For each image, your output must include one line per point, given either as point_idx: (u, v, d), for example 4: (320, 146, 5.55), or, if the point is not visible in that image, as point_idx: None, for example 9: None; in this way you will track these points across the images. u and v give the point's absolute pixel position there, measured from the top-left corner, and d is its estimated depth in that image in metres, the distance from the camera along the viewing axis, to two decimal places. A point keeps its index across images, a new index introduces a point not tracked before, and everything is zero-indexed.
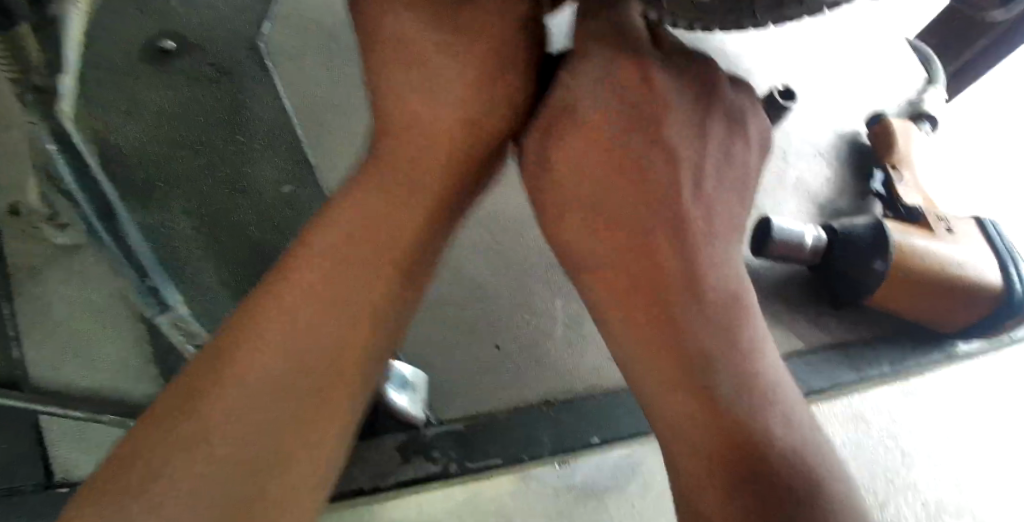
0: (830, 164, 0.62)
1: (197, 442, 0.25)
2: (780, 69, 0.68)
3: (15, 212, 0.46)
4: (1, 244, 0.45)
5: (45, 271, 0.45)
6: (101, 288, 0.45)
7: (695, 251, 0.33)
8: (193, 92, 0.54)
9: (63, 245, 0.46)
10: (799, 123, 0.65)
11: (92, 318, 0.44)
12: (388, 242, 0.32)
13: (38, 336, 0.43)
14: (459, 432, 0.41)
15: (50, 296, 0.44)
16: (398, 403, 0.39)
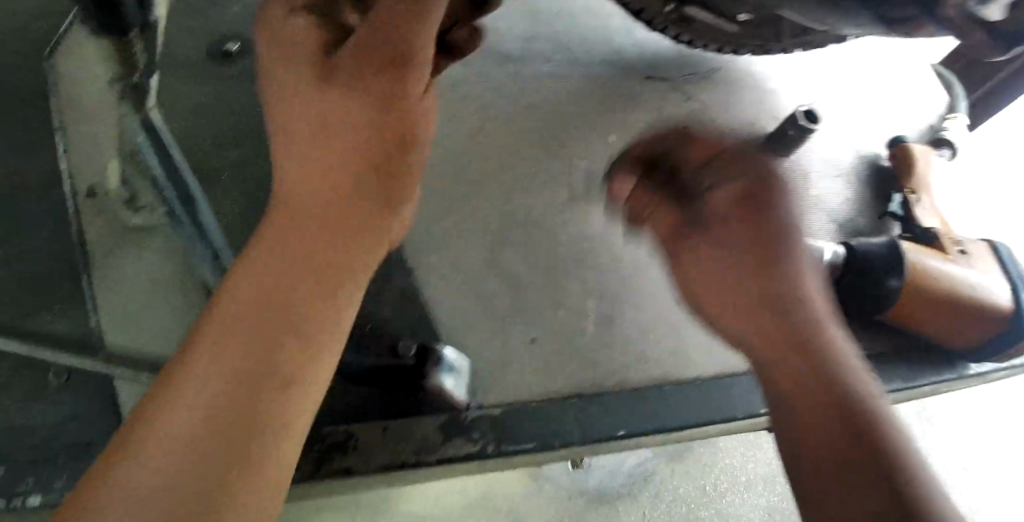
0: (851, 184, 0.65)
1: (149, 461, 0.25)
2: (807, 91, 0.70)
3: (94, 196, 0.50)
4: (81, 223, 0.49)
5: (119, 251, 0.49)
6: (169, 268, 0.49)
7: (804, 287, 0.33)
8: (251, 88, 0.57)
9: (136, 227, 0.49)
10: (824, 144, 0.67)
11: (160, 292, 0.48)
12: (303, 223, 0.32)
13: (110, 310, 0.46)
14: (495, 416, 0.44)
15: (123, 273, 0.48)
16: (444, 385, 0.43)
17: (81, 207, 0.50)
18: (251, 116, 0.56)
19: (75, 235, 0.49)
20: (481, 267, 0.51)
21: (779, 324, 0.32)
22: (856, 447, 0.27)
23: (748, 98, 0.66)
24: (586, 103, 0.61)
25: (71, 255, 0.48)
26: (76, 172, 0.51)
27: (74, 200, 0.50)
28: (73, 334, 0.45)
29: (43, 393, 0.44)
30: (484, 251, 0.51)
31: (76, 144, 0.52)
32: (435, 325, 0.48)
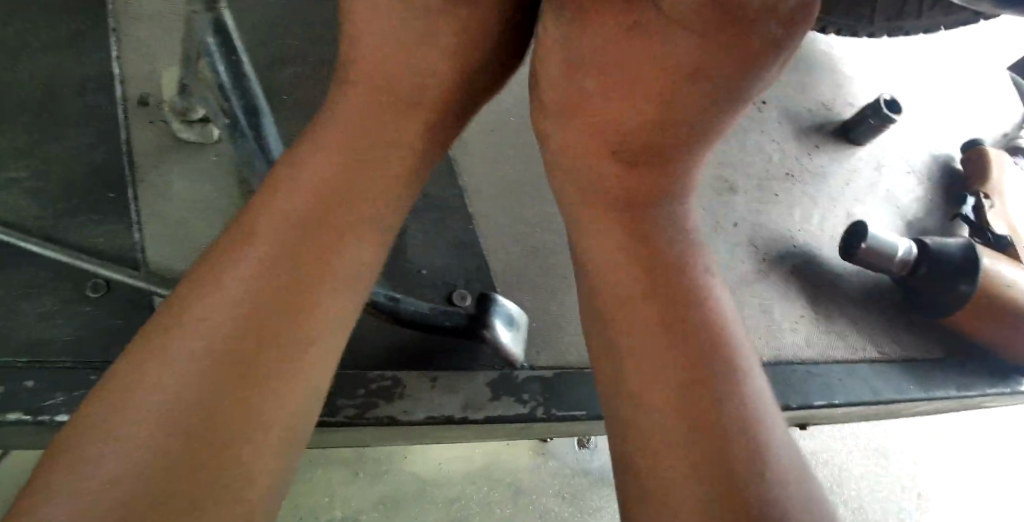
0: (921, 184, 0.63)
1: (160, 358, 0.22)
2: (884, 82, 0.67)
3: (146, 105, 0.49)
4: (130, 131, 0.47)
5: (168, 164, 0.47)
6: (218, 189, 0.47)
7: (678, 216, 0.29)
8: (317, 13, 0.55)
9: (188, 142, 0.48)
10: (895, 139, 0.65)
11: (207, 213, 0.46)
12: (364, 138, 0.29)
13: (155, 223, 0.45)
14: (546, 379, 0.42)
15: (170, 187, 0.46)
16: (502, 340, 0.40)
17: (132, 113, 0.48)
18: (315, 41, 0.53)
19: (123, 142, 0.47)
20: (543, 223, 0.48)
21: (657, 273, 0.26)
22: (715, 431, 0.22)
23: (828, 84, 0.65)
24: None
25: (116, 159, 0.46)
26: (130, 79, 0.49)
27: (125, 107, 0.48)
28: (113, 243, 0.43)
29: (80, 305, 0.42)
30: (546, 207, 0.49)
31: (133, 51, 0.50)
32: (490, 275, 0.45)
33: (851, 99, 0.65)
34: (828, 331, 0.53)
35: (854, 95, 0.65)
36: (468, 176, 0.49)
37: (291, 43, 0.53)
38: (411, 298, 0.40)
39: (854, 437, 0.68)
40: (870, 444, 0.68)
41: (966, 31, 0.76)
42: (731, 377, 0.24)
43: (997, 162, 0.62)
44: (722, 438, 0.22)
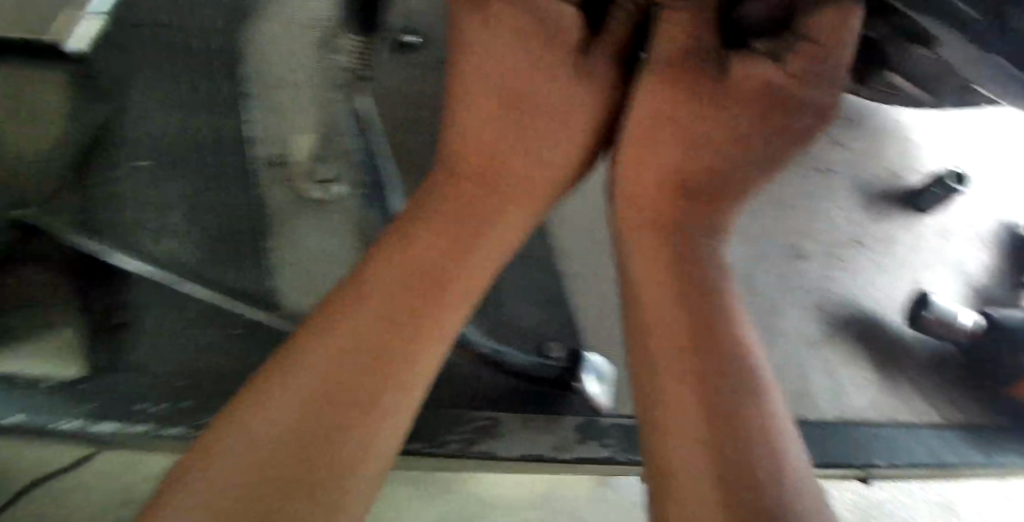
0: (990, 252, 0.65)
1: (274, 396, 0.28)
2: (953, 151, 0.70)
3: (279, 167, 0.56)
4: (267, 191, 0.55)
5: (297, 220, 0.54)
6: (338, 242, 0.53)
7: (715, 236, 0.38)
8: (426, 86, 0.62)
9: (314, 200, 0.54)
10: (964, 207, 0.67)
11: (327, 265, 0.52)
12: (447, 219, 0.35)
13: (286, 273, 0.52)
14: (628, 426, 0.47)
15: (298, 240, 0.53)
16: (589, 391, 0.46)
17: (267, 175, 0.56)
18: (425, 113, 0.61)
19: (262, 202, 0.55)
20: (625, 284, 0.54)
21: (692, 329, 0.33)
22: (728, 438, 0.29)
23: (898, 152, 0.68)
24: None
25: (256, 214, 0.54)
26: (265, 143, 0.57)
27: (262, 169, 0.56)
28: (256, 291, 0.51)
29: (237, 342, 0.50)
30: None
31: (268, 118, 0.58)
32: (580, 330, 0.51)
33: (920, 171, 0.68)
34: (892, 396, 0.55)
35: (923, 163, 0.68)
36: (559, 236, 0.55)
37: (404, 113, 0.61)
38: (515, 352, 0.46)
39: (924, 490, 0.66)
40: (941, 498, 0.66)
41: None
42: (750, 396, 0.30)
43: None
44: (727, 434, 0.29)
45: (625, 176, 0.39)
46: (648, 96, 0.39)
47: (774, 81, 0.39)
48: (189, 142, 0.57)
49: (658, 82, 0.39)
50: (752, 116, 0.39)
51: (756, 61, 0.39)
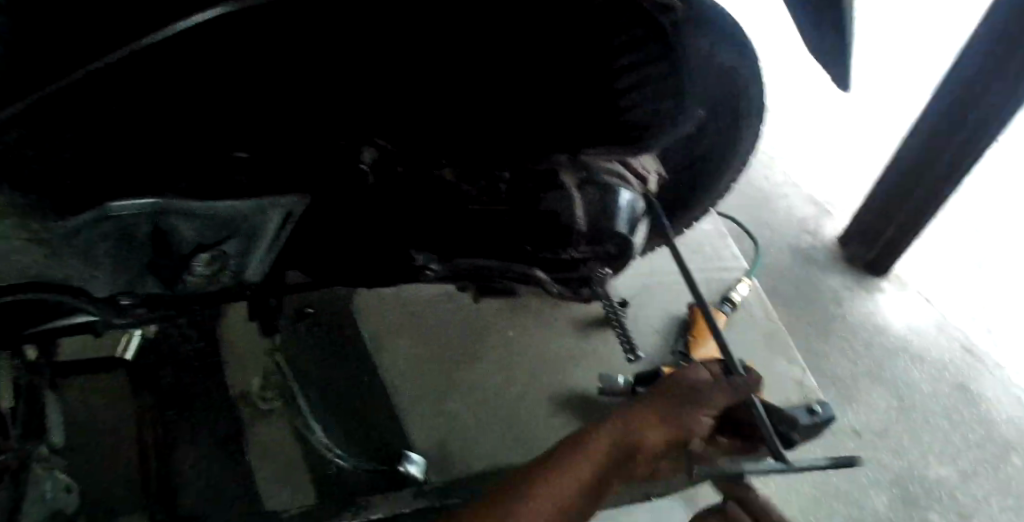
0: (656, 338, 1.15)
1: None
2: (631, 284, 1.22)
3: (247, 397, 1.09)
4: (245, 410, 1.08)
5: (258, 422, 1.07)
6: (285, 430, 1.06)
7: (688, 413, 0.75)
8: (318, 325, 1.14)
9: (268, 410, 1.08)
10: (641, 314, 1.18)
11: (281, 440, 1.05)
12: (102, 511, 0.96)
13: (259, 448, 1.04)
14: (441, 487, 0.95)
15: (264, 434, 1.06)
16: (412, 470, 0.96)
17: (239, 401, 1.08)
18: (319, 337, 1.12)
19: (240, 416, 1.07)
20: (436, 409, 1.05)
21: (652, 417, 0.75)
22: (654, 420, 0.74)
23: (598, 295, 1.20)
24: (486, 319, 1.17)
25: (237, 419, 1.06)
26: (236, 382, 1.12)
27: (238, 398, 1.09)
28: (240, 457, 1.02)
29: (227, 484, 0.99)
30: (435, 398, 1.06)
31: (236, 369, 1.14)
32: (412, 441, 1.01)
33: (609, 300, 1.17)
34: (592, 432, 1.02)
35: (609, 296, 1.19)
36: (395, 390, 1.07)
37: (310, 341, 1.12)
38: (371, 463, 0.98)
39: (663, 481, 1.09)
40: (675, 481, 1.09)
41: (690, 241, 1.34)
42: (686, 419, 0.75)
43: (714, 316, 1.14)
44: (666, 419, 0.75)
45: (654, 401, 0.77)
46: (686, 387, 0.78)
47: (691, 383, 0.78)
48: (195, 383, 1.08)
49: (684, 384, 0.78)
50: (687, 393, 0.77)
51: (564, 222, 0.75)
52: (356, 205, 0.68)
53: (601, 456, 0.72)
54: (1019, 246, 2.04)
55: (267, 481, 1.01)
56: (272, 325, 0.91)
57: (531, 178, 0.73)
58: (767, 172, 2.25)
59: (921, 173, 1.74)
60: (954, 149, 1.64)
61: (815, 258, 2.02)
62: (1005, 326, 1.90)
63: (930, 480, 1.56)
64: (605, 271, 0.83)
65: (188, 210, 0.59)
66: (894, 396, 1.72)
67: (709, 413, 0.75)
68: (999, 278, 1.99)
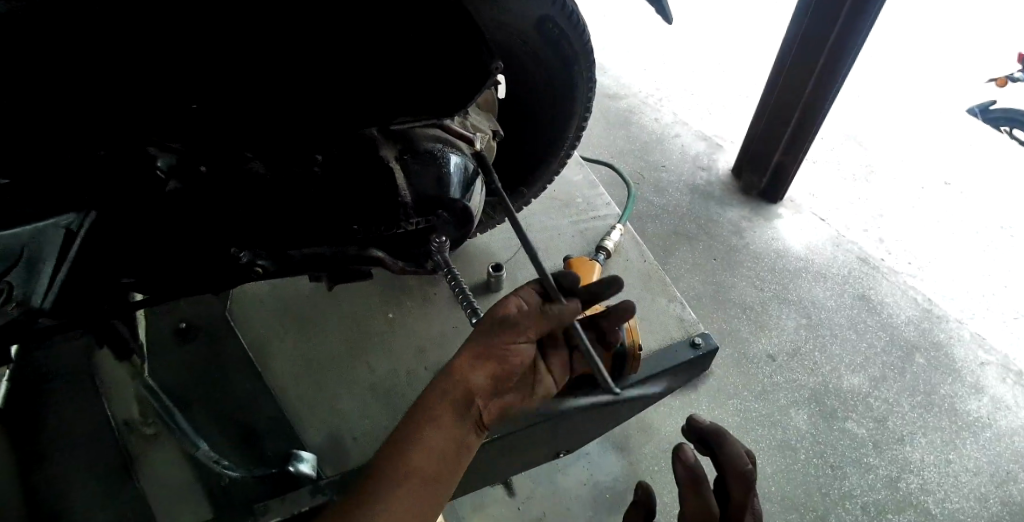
0: None
1: None
2: (509, 249, 1.25)
3: (127, 424, 1.02)
4: (127, 438, 1.01)
5: (142, 447, 1.00)
6: (172, 451, 0.99)
7: (501, 348, 0.79)
8: (197, 339, 1.11)
9: (149, 432, 1.01)
10: (521, 277, 1.21)
11: (168, 462, 0.99)
12: None
13: (144, 473, 0.98)
14: (337, 477, 0.94)
15: (150, 457, 0.99)
16: (304, 468, 0.94)
17: (120, 430, 1.01)
18: (198, 352, 1.10)
19: (122, 444, 1.00)
20: (326, 404, 1.05)
21: (470, 363, 0.78)
22: (472, 365, 0.78)
23: (478, 264, 1.22)
24: (367, 308, 1.19)
25: (115, 445, 1.00)
26: (114, 409, 1.03)
27: (118, 427, 1.01)
28: (123, 483, 0.97)
29: (111, 510, 0.94)
30: (324, 394, 1.06)
31: (113, 396, 1.05)
32: (304, 439, 1.01)
33: (487, 266, 1.21)
34: None
35: (488, 265, 1.21)
36: (282, 392, 1.06)
37: (190, 357, 1.09)
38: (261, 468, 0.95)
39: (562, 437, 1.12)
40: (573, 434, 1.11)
41: (564, 200, 1.37)
42: (501, 355, 0.78)
43: (587, 266, 1.17)
44: (485, 359, 0.78)
45: (471, 343, 0.79)
46: (496, 319, 0.80)
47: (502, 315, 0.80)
48: (67, 420, 1.02)
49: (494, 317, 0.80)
50: (497, 325, 0.79)
51: (389, 196, 0.76)
52: (164, 211, 0.69)
53: (443, 418, 0.75)
54: (897, 156, 2.15)
55: (160, 504, 0.95)
56: (130, 350, 0.87)
57: (348, 156, 0.73)
58: (657, 117, 2.29)
59: (798, 95, 1.81)
60: (821, 71, 1.72)
61: (710, 194, 2.07)
62: (901, 228, 1.97)
63: (845, 390, 1.60)
64: (450, 237, 0.84)
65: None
66: (803, 316, 1.75)
67: (523, 339, 0.79)
68: (885, 185, 2.08)
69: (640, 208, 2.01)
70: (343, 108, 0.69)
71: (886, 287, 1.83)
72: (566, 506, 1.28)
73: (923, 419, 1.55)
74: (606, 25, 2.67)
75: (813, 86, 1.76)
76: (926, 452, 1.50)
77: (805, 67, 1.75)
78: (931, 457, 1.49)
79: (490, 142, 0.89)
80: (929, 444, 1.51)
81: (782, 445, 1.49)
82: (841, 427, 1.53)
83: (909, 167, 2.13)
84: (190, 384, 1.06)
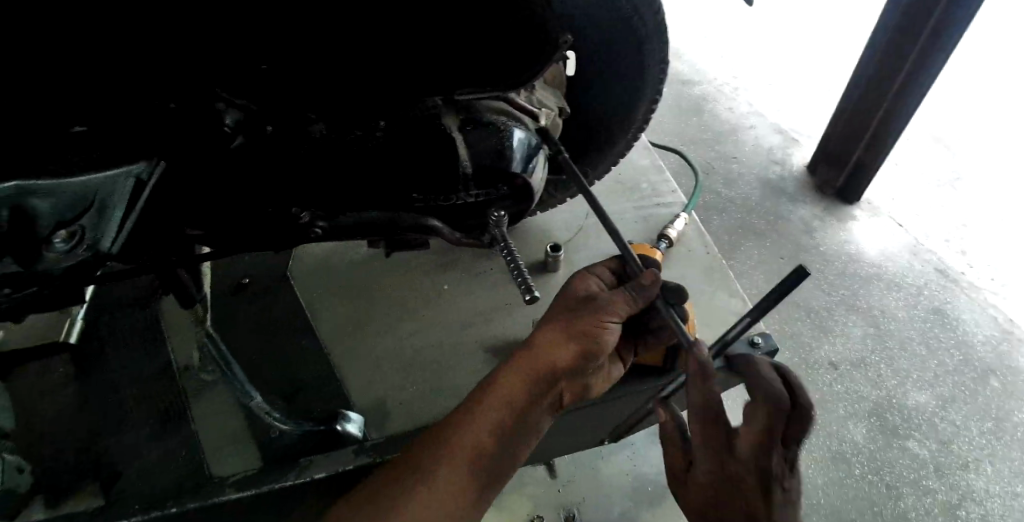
0: None
1: None
2: (567, 230, 1.23)
3: (187, 369, 1.07)
4: (186, 382, 1.06)
5: (199, 392, 1.05)
6: (226, 399, 1.04)
7: (588, 329, 0.74)
8: (257, 294, 1.15)
9: (207, 379, 1.06)
10: (578, 259, 1.19)
11: (222, 410, 1.03)
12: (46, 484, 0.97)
13: (199, 417, 1.02)
14: (381, 441, 0.95)
15: (204, 402, 1.04)
16: (350, 429, 0.96)
17: (180, 373, 1.06)
18: (257, 308, 1.13)
19: (180, 386, 1.05)
20: (374, 369, 1.07)
21: (547, 341, 0.75)
22: (551, 344, 0.75)
23: (535, 243, 1.20)
24: (421, 277, 1.20)
25: (175, 389, 1.04)
26: (177, 354, 1.09)
27: (179, 371, 1.07)
28: (181, 424, 1.01)
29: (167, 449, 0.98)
30: (373, 358, 1.08)
31: (177, 342, 1.10)
32: (351, 401, 1.02)
33: (544, 246, 1.19)
34: None
35: (543, 244, 1.20)
36: (333, 352, 1.09)
37: (249, 313, 1.13)
38: (309, 424, 0.98)
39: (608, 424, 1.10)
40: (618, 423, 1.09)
41: (629, 184, 1.34)
42: (585, 337, 0.74)
43: (646, 253, 1.14)
44: (566, 338, 0.75)
45: (552, 322, 0.77)
46: (585, 301, 0.77)
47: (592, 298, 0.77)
48: (135, 361, 1.07)
49: (583, 298, 0.78)
50: (586, 307, 0.76)
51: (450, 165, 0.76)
52: (230, 166, 0.71)
53: (505, 407, 0.73)
54: (993, 163, 2.00)
55: (212, 448, 0.99)
56: (193, 299, 0.90)
57: (410, 122, 0.73)
58: (732, 107, 2.20)
59: (884, 91, 1.70)
60: (912, 60, 1.60)
61: (783, 189, 1.97)
62: (989, 242, 1.83)
63: (909, 407, 1.51)
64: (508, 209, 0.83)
65: (47, 189, 0.60)
66: (871, 325, 1.66)
67: (614, 319, 0.75)
68: (975, 194, 1.94)
69: (707, 199, 1.94)
70: (410, 77, 0.69)
71: (965, 304, 1.71)
72: (604, 493, 1.27)
73: (993, 446, 1.45)
74: (688, 7, 2.57)
75: (903, 77, 1.64)
76: (993, 482, 1.40)
77: (895, 61, 1.64)
78: (999, 487, 1.39)
79: (556, 118, 0.87)
80: (998, 473, 1.41)
81: (836, 457, 1.42)
82: (901, 445, 1.45)
83: (1004, 175, 1.97)
84: (246, 338, 1.09)
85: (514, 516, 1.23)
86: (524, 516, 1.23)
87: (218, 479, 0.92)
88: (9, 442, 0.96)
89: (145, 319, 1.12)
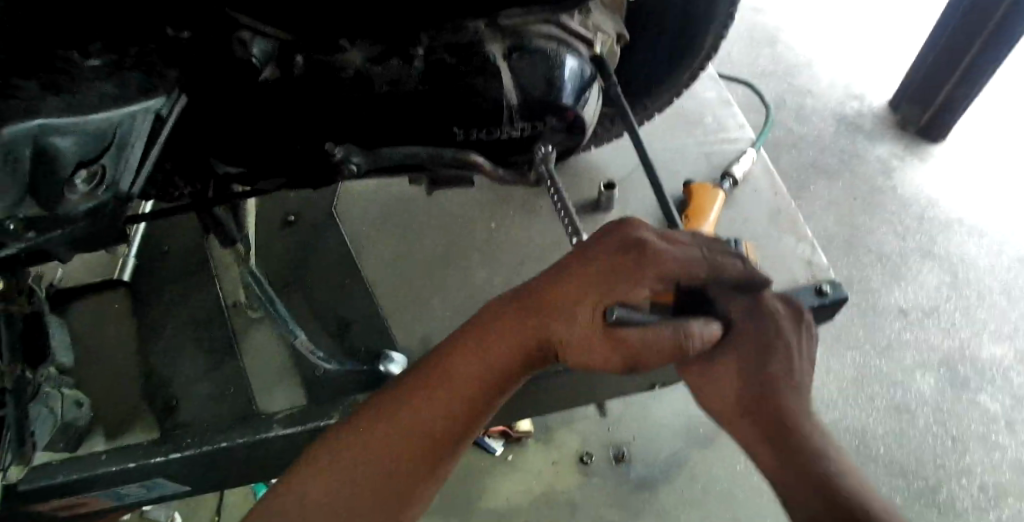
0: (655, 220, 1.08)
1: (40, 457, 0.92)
2: (623, 166, 1.15)
3: (236, 306, 1.07)
4: (233, 319, 1.06)
5: (246, 329, 1.05)
6: (272, 337, 1.04)
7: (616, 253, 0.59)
8: (301, 231, 1.13)
9: (253, 317, 1.06)
10: (635, 198, 1.11)
11: (268, 347, 1.03)
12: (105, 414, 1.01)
13: (247, 354, 1.03)
14: None
15: (251, 339, 1.04)
16: (393, 369, 0.95)
17: (229, 309, 1.07)
18: (300, 245, 1.11)
19: (228, 323, 1.05)
20: (417, 308, 1.04)
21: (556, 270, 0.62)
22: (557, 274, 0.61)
23: (587, 180, 1.13)
24: (467, 215, 1.15)
25: (222, 324, 1.05)
26: (225, 291, 1.09)
27: (227, 308, 1.07)
28: (229, 360, 1.02)
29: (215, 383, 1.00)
30: (417, 298, 1.05)
31: (225, 278, 1.11)
32: (395, 340, 1.00)
33: (596, 184, 1.12)
34: None
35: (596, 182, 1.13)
36: (376, 291, 1.06)
37: (292, 250, 1.11)
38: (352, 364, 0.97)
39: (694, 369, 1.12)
40: None
41: (691, 117, 1.23)
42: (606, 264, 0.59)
43: (706, 193, 1.06)
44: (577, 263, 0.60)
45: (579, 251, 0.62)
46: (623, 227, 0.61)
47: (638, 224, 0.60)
48: (183, 297, 1.08)
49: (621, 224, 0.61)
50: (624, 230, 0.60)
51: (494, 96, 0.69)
52: (260, 99, 0.66)
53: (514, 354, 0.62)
54: None
55: (258, 386, 0.99)
56: (233, 237, 0.88)
57: (450, 50, 0.66)
58: (807, 35, 2.01)
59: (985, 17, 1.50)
60: None
61: (859, 125, 1.81)
62: None
63: (983, 361, 1.40)
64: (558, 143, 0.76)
65: (66, 127, 0.53)
66: (948, 273, 1.53)
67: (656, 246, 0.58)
68: None
69: (775, 136, 1.80)
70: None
71: None
72: (652, 436, 1.23)
73: None
74: None
75: None
76: None
77: None
78: None
79: (612, 43, 0.78)
80: None
81: (900, 407, 1.33)
82: (971, 400, 1.35)
83: None
84: (290, 275, 1.08)
85: (560, 455, 1.22)
86: (571, 454, 1.21)
87: (265, 415, 0.93)
88: (68, 375, 0.99)
89: (193, 256, 1.12)
